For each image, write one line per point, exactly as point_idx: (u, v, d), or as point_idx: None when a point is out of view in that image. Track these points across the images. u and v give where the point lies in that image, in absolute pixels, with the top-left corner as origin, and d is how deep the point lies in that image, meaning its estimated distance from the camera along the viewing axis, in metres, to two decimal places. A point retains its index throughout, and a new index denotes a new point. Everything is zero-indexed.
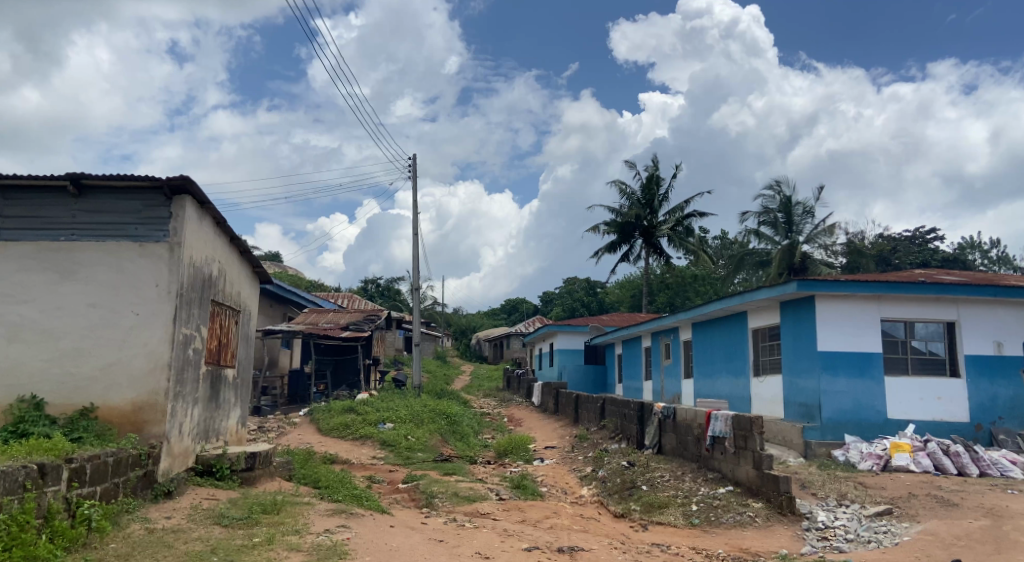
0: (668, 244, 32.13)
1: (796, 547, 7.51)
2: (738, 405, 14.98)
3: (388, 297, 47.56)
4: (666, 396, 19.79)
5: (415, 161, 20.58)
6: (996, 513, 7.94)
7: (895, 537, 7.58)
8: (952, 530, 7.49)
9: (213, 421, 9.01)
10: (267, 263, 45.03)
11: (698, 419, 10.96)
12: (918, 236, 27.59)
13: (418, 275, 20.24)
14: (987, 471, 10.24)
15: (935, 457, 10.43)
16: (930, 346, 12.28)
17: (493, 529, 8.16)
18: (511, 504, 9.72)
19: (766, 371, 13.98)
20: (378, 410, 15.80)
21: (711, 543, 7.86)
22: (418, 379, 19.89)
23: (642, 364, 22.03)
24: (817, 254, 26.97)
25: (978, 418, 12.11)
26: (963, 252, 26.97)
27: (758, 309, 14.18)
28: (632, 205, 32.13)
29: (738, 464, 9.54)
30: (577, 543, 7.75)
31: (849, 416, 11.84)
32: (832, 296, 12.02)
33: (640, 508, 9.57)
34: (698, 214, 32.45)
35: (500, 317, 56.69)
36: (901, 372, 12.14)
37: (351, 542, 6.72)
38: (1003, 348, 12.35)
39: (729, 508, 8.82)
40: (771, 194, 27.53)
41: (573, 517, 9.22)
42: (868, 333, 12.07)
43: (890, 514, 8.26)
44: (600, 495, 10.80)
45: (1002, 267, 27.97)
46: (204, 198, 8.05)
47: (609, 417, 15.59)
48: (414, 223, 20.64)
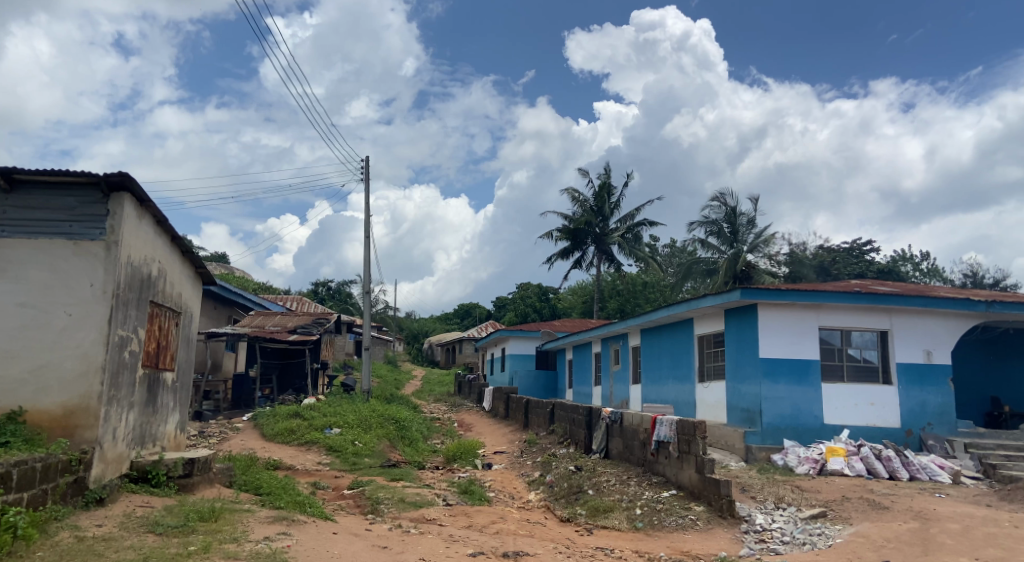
0: (619, 252, 32.59)
1: (735, 550, 7.69)
2: (684, 410, 15.25)
3: (340, 300, 47.08)
4: (615, 401, 20.01)
5: (367, 163, 20.46)
6: (924, 515, 8.27)
7: (829, 539, 7.83)
8: (882, 532, 7.77)
9: (149, 426, 8.74)
10: (215, 264, 44.04)
11: (643, 423, 11.13)
12: (856, 247, 28.54)
13: (369, 278, 20.09)
14: (917, 476, 10.66)
15: (868, 461, 10.84)
16: (864, 354, 12.72)
17: (438, 535, 8.15)
18: (458, 510, 9.69)
19: (710, 376, 14.30)
20: (325, 415, 15.56)
21: (653, 546, 8.00)
22: (367, 384, 19.68)
23: (592, 370, 22.24)
24: (761, 263, 27.70)
25: (908, 424, 12.57)
26: (897, 264, 28.02)
27: (704, 317, 14.49)
28: (584, 212, 32.52)
29: (682, 468, 9.73)
30: (522, 548, 7.78)
31: (788, 422, 12.18)
32: (773, 304, 12.38)
33: (586, 513, 9.65)
34: (648, 223, 33.02)
35: (452, 320, 56.51)
36: (837, 379, 12.56)
37: (291, 549, 6.61)
38: (933, 357, 12.79)
39: (671, 511, 8.96)
40: (716, 205, 28.18)
41: (519, 522, 9.24)
42: (807, 341, 12.45)
43: (824, 516, 8.52)
44: (546, 500, 10.87)
45: (933, 279, 29.14)
46: (144, 195, 7.83)
47: (558, 422, 15.69)
48: (366, 226, 20.52)
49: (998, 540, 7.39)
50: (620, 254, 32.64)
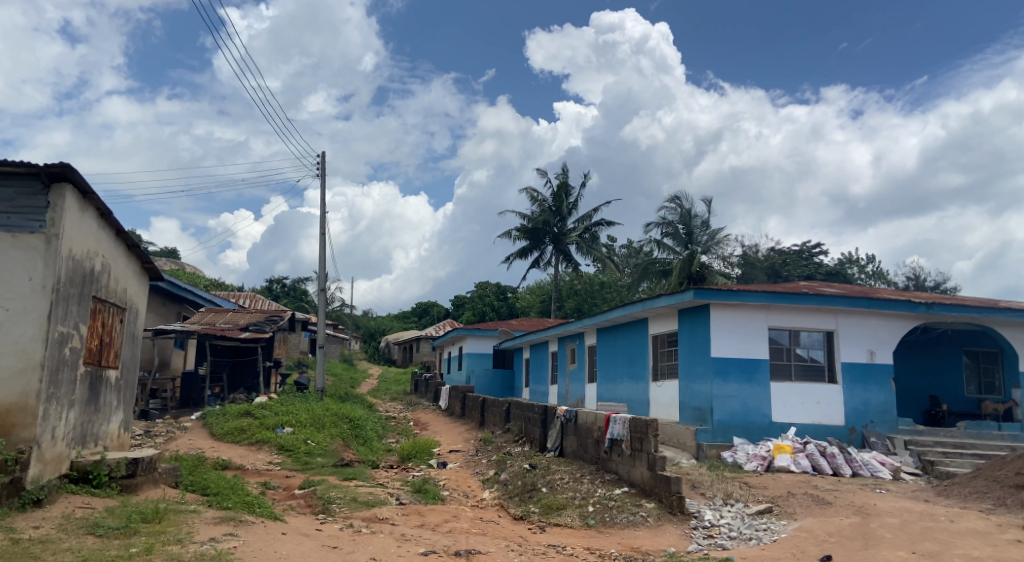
0: (577, 252, 32.82)
1: (683, 545, 7.82)
2: (639, 409, 15.44)
3: (294, 298, 46.38)
4: (571, 400, 20.14)
5: (323, 159, 20.22)
6: (864, 510, 8.54)
7: (774, 534, 8.03)
8: (825, 526, 8.00)
9: (91, 425, 8.47)
10: (165, 259, 42.95)
11: (597, 422, 11.24)
12: (805, 250, 29.34)
13: (324, 274, 19.83)
14: (859, 472, 11.07)
15: (813, 458, 11.14)
16: (811, 354, 13.07)
17: (390, 534, 8.09)
18: (411, 509, 9.63)
19: (664, 375, 14.50)
20: (277, 414, 15.29)
21: (604, 543, 8.08)
22: (321, 383, 19.41)
23: (549, 369, 22.34)
24: (716, 265, 28.23)
25: (852, 422, 12.94)
26: (844, 267, 28.88)
27: (658, 316, 14.69)
28: (543, 211, 32.68)
29: (634, 466, 9.85)
30: (475, 546, 7.77)
31: (738, 420, 12.44)
32: (725, 305, 12.61)
33: (539, 510, 9.69)
34: (606, 223, 33.33)
35: (409, 319, 56.11)
36: (785, 378, 12.88)
37: (238, 550, 6.48)
38: (876, 356, 13.20)
39: (623, 508, 9.06)
40: (672, 206, 28.58)
41: (472, 520, 9.23)
42: (756, 341, 12.73)
43: (770, 512, 8.73)
44: (500, 498, 10.89)
45: (878, 281, 30.12)
46: (87, 187, 7.59)
47: (514, 420, 15.73)
48: (321, 223, 20.27)
49: (934, 533, 7.67)
50: (578, 253, 32.87)
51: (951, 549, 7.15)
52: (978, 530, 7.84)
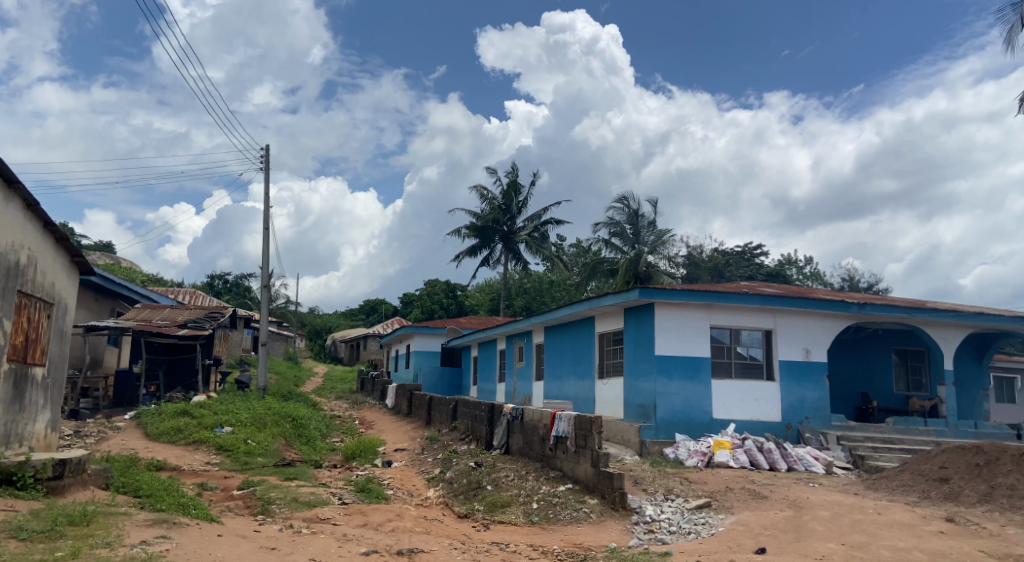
0: (526, 250, 32.93)
1: (624, 541, 7.92)
2: (584, 407, 15.59)
3: (237, 294, 45.25)
4: (518, 398, 20.20)
5: (267, 152, 19.80)
6: (798, 504, 8.81)
7: (712, 528, 8.21)
8: (760, 520, 8.22)
9: (14, 425, 8.09)
10: (100, 253, 41.36)
11: (543, 419, 11.29)
12: (747, 251, 30.16)
13: (267, 270, 19.40)
14: (794, 467, 11.44)
15: (751, 453, 11.46)
16: (750, 352, 13.42)
17: (331, 535, 7.96)
18: (354, 509, 9.50)
19: (609, 373, 14.67)
20: (216, 413, 14.88)
21: (547, 539, 8.13)
22: (262, 381, 18.98)
23: (497, 367, 22.35)
24: (662, 265, 28.73)
25: (788, 418, 13.31)
26: (783, 267, 29.79)
27: (604, 315, 14.84)
28: (492, 210, 32.68)
29: (578, 463, 9.93)
30: (417, 545, 7.71)
31: (680, 416, 12.68)
32: (669, 304, 12.83)
33: (483, 508, 9.68)
34: (555, 222, 33.55)
35: (357, 317, 55.37)
36: (725, 375, 13.20)
37: (170, 553, 6.29)
38: (811, 355, 13.60)
39: (566, 505, 9.13)
40: (620, 206, 28.96)
41: (416, 519, 9.16)
42: (699, 339, 12.99)
43: (708, 507, 8.92)
44: (445, 496, 10.84)
45: (815, 282, 31.16)
46: (11, 176, 7.26)
47: (460, 418, 15.70)
48: (265, 217, 19.83)
49: (862, 525, 7.96)
50: (527, 252, 32.98)
51: (878, 540, 7.43)
52: (904, 522, 8.18)
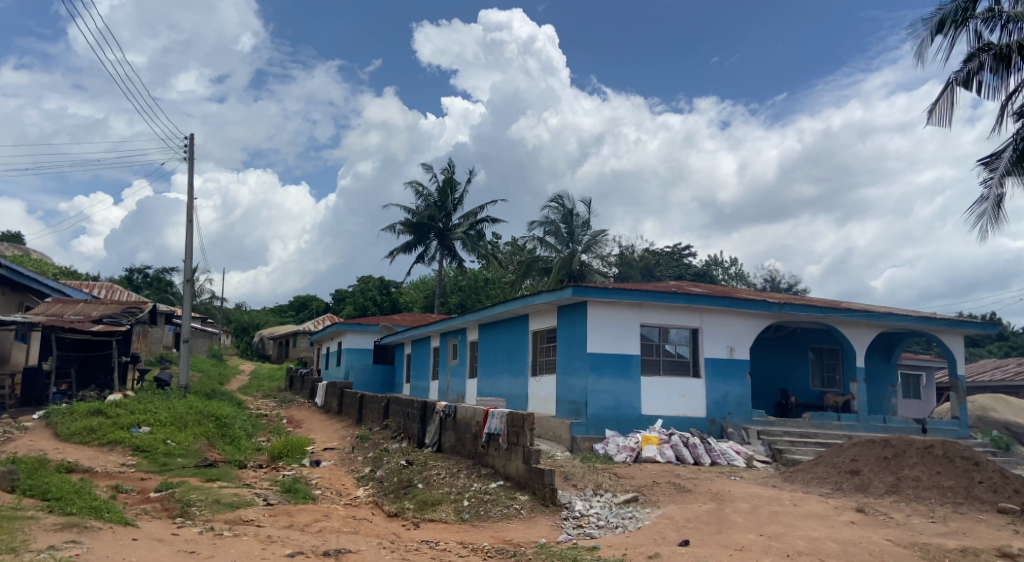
0: (461, 248, 32.82)
1: (554, 536, 7.99)
2: (517, 404, 15.66)
3: (158, 289, 43.43)
4: (451, 395, 20.12)
5: (192, 141, 19.08)
6: (720, 497, 9.09)
7: (639, 521, 8.38)
8: (685, 513, 8.43)
9: None
10: (5, 244, 38.95)
11: (475, 417, 11.27)
12: (677, 252, 30.92)
13: (190, 264, 18.69)
14: (718, 461, 11.80)
15: (677, 448, 11.77)
16: (678, 349, 13.76)
17: (254, 537, 7.72)
18: (279, 509, 9.26)
19: (542, 370, 14.79)
20: (133, 413, 14.23)
21: (477, 537, 8.12)
22: (184, 379, 18.26)
23: (430, 365, 22.20)
24: (595, 264, 29.10)
25: (712, 414, 13.70)
26: (710, 268, 30.69)
27: (538, 313, 14.93)
28: (428, 206, 32.42)
29: (510, 459, 9.96)
30: (345, 545, 7.57)
31: (610, 413, 12.89)
32: (601, 302, 13.02)
33: (413, 506, 9.59)
34: (491, 220, 33.55)
35: (285, 314, 53.99)
36: (654, 372, 13.50)
37: (80, 559, 5.97)
38: (735, 352, 14.04)
39: (497, 502, 9.14)
40: (555, 206, 29.19)
41: (344, 519, 9.00)
42: (629, 337, 13.23)
43: (635, 501, 9.10)
44: (375, 495, 10.69)
45: (740, 283, 32.23)
46: None
47: (392, 417, 15.52)
48: (189, 209, 19.10)
49: (780, 516, 8.29)
50: (462, 250, 32.87)
51: (794, 530, 7.74)
52: (818, 512, 8.55)
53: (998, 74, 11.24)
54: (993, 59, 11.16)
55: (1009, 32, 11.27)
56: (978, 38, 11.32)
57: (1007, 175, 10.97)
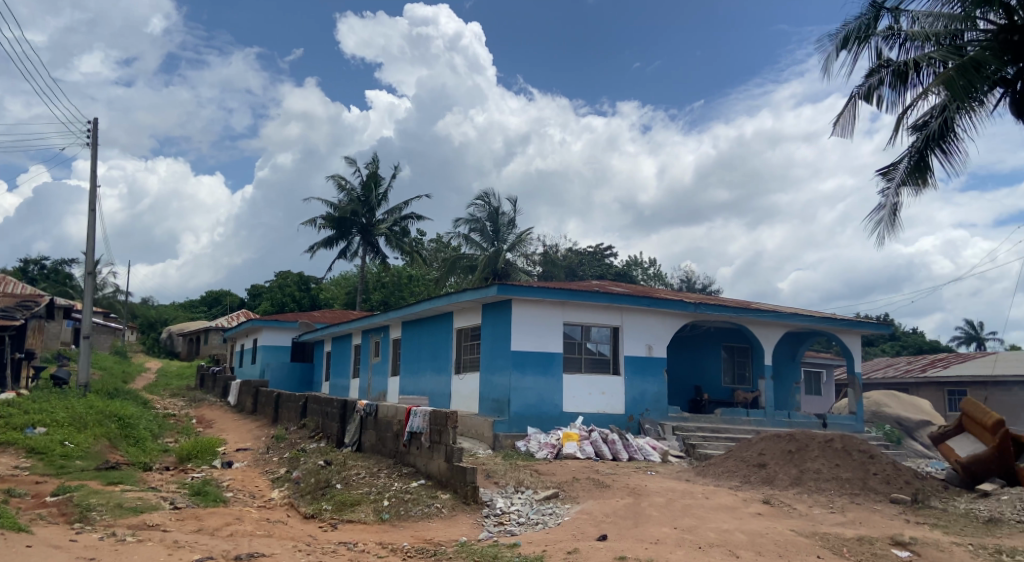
0: (385, 244, 32.33)
1: (474, 534, 7.98)
2: (439, 402, 15.57)
3: (56, 282, 40.84)
4: (372, 393, 19.81)
5: (96, 127, 18.03)
6: (637, 491, 9.32)
7: (558, 517, 8.48)
8: (603, 508, 8.59)
9: None
10: None
11: (397, 415, 11.11)
12: (599, 252, 31.45)
13: (93, 255, 17.66)
14: (635, 456, 12.09)
15: (596, 444, 11.99)
16: (599, 347, 14.01)
17: (160, 542, 7.36)
18: (188, 513, 8.86)
19: (465, 368, 14.76)
20: (27, 413, 13.31)
21: (397, 537, 8.01)
22: (85, 378, 17.22)
23: (351, 362, 21.78)
24: (519, 262, 29.23)
25: (631, 411, 14.01)
26: (631, 268, 31.37)
27: (462, 310, 14.89)
28: (350, 201, 31.79)
29: (432, 458, 9.88)
30: (258, 549, 7.32)
31: (532, 410, 12.98)
32: (525, 300, 13.10)
33: (331, 508, 9.37)
34: (415, 216, 33.20)
35: (197, 309, 51.79)
36: (576, 370, 13.70)
37: None
38: (653, 351, 14.40)
39: (418, 501, 9.06)
40: (480, 204, 29.15)
41: (257, 522, 8.70)
42: (552, 335, 13.37)
43: (555, 497, 9.20)
44: (291, 497, 10.39)
45: (659, 283, 33.10)
46: None
47: (310, 416, 15.14)
48: (92, 198, 18.03)
49: (693, 509, 8.56)
50: (386, 246, 32.40)
51: (706, 523, 8.02)
52: (728, 505, 8.87)
53: (895, 89, 11.97)
54: (892, 74, 11.88)
55: (906, 50, 12.00)
56: (878, 54, 12.00)
57: (902, 185, 11.68)
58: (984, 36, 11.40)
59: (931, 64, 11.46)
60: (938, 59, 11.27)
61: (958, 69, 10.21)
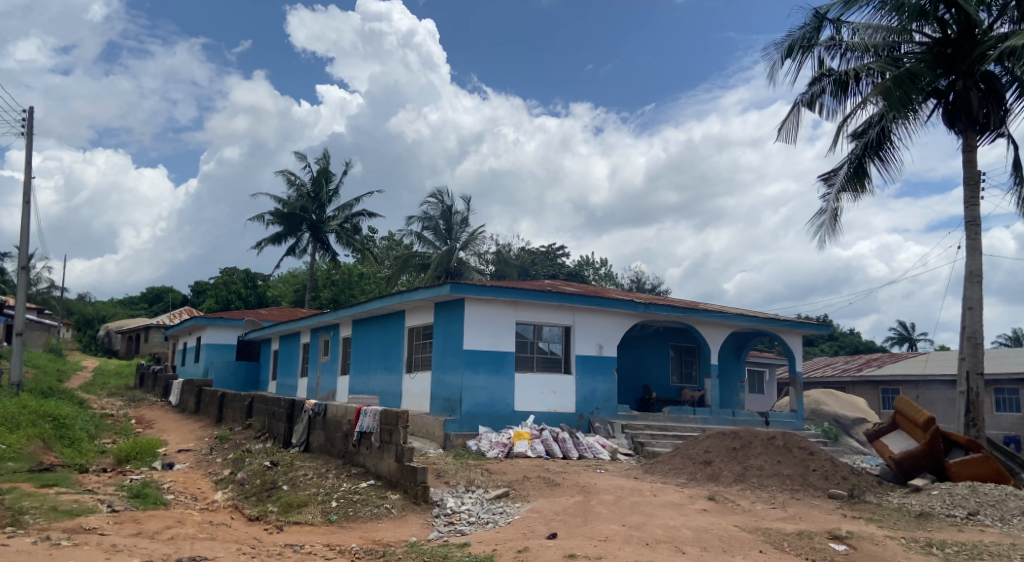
0: (335, 241, 31.86)
1: (424, 534, 7.93)
2: (389, 401, 15.42)
3: None
4: (320, 393, 19.50)
5: (31, 116, 17.30)
6: (587, 489, 9.40)
7: (508, 516, 8.49)
8: (552, 507, 8.64)
9: None
10: None
11: (347, 415, 10.95)
12: (552, 251, 31.62)
13: (27, 249, 16.91)
14: (585, 454, 12.20)
15: (547, 443, 12.06)
16: (551, 346, 14.08)
17: (97, 546, 7.09)
18: (126, 516, 8.56)
19: (417, 367, 14.66)
20: None
21: (345, 538, 7.90)
22: (17, 376, 16.47)
23: (298, 361, 21.40)
24: (472, 261, 29.18)
25: (581, 409, 14.13)
26: (583, 268, 31.64)
27: (414, 309, 14.78)
28: (300, 197, 31.21)
29: (382, 458, 9.77)
30: (201, 552, 7.12)
31: (483, 409, 12.97)
32: (478, 299, 13.07)
33: (277, 509, 9.18)
34: (367, 214, 32.82)
35: (137, 306, 50.10)
36: (527, 369, 13.74)
37: None
38: (604, 350, 14.55)
39: (367, 502, 8.95)
40: (434, 202, 29.00)
41: (199, 525, 8.46)
42: (505, 334, 13.39)
43: (506, 496, 9.21)
44: (235, 499, 10.14)
45: (609, 283, 33.48)
46: None
47: (256, 416, 14.80)
48: (26, 190, 17.28)
49: (641, 507, 8.68)
50: (336, 243, 31.93)
51: (654, 520, 8.14)
52: (675, 502, 9.03)
53: (836, 98, 12.38)
54: (833, 84, 12.29)
55: (847, 60, 12.41)
56: (821, 64, 12.40)
57: (842, 191, 12.13)
58: (919, 49, 11.96)
59: (870, 74, 11.90)
60: (876, 70, 11.72)
61: (895, 80, 10.69)
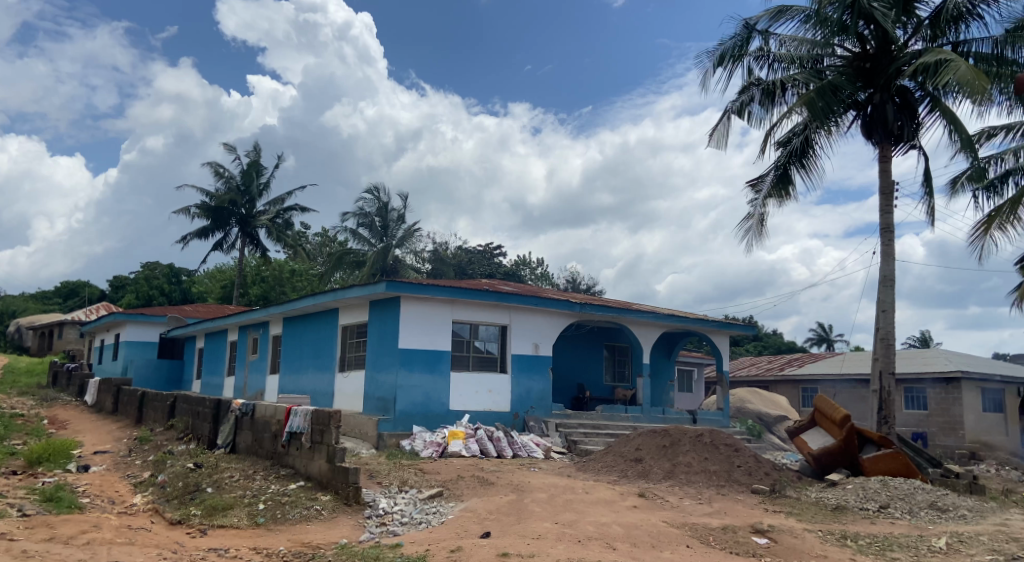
0: (266, 236, 31.01)
1: (355, 536, 7.80)
2: (320, 400, 15.11)
3: None
4: (248, 392, 18.94)
5: None
6: (520, 488, 9.44)
7: (441, 516, 8.44)
8: (486, 506, 8.63)
9: None
10: None
11: (276, 415, 10.67)
12: (489, 250, 31.65)
13: None
14: (518, 453, 12.25)
15: (481, 442, 12.05)
16: (487, 346, 14.08)
17: (4, 553, 6.67)
18: (37, 521, 8.09)
19: (350, 366, 14.41)
20: None
21: (272, 541, 7.69)
22: None
23: (225, 360, 20.72)
24: (408, 258, 28.90)
25: (516, 408, 14.17)
26: (519, 268, 31.79)
27: (348, 307, 14.52)
28: (229, 190, 30.24)
29: (313, 458, 9.56)
30: (118, 558, 6.80)
31: (418, 409, 12.85)
32: (414, 297, 12.95)
33: (201, 512, 8.86)
34: (299, 209, 32.08)
35: (50, 301, 47.52)
36: (463, 368, 13.70)
37: None
38: (540, 349, 14.64)
39: (297, 503, 8.73)
40: (370, 198, 28.60)
41: (117, 529, 8.08)
42: (441, 333, 13.31)
43: (439, 496, 9.15)
44: (156, 502, 9.73)
45: (545, 283, 33.76)
46: None
47: (179, 416, 14.24)
48: None
49: (573, 504, 8.78)
50: (267, 238, 31.08)
51: (585, 517, 8.25)
52: (606, 499, 9.17)
53: (764, 107, 12.82)
54: (761, 92, 12.73)
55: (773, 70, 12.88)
56: (750, 73, 12.82)
57: (767, 197, 12.59)
58: (841, 63, 12.53)
59: (795, 85, 12.38)
60: (800, 82, 12.21)
61: (818, 91, 11.16)
